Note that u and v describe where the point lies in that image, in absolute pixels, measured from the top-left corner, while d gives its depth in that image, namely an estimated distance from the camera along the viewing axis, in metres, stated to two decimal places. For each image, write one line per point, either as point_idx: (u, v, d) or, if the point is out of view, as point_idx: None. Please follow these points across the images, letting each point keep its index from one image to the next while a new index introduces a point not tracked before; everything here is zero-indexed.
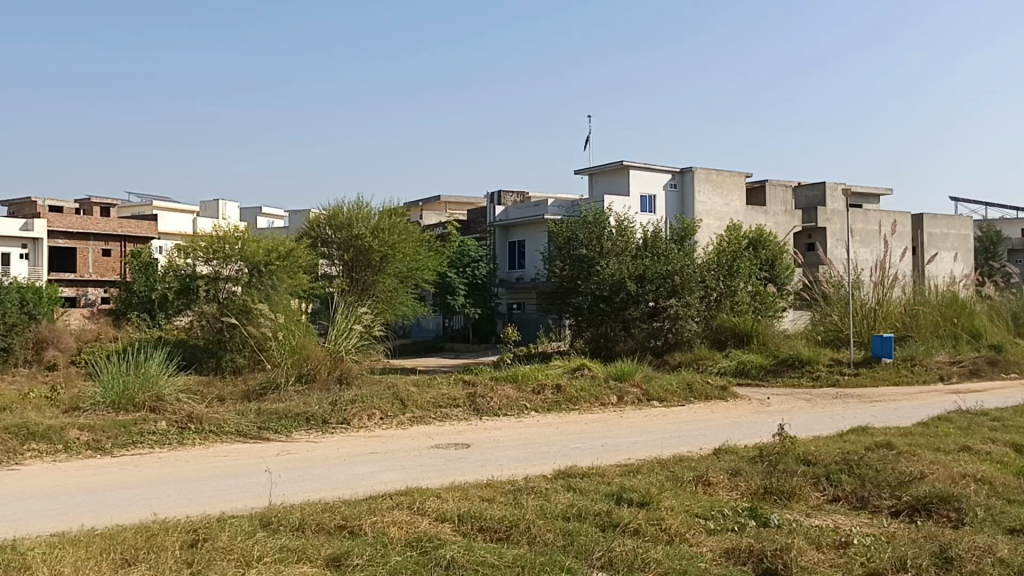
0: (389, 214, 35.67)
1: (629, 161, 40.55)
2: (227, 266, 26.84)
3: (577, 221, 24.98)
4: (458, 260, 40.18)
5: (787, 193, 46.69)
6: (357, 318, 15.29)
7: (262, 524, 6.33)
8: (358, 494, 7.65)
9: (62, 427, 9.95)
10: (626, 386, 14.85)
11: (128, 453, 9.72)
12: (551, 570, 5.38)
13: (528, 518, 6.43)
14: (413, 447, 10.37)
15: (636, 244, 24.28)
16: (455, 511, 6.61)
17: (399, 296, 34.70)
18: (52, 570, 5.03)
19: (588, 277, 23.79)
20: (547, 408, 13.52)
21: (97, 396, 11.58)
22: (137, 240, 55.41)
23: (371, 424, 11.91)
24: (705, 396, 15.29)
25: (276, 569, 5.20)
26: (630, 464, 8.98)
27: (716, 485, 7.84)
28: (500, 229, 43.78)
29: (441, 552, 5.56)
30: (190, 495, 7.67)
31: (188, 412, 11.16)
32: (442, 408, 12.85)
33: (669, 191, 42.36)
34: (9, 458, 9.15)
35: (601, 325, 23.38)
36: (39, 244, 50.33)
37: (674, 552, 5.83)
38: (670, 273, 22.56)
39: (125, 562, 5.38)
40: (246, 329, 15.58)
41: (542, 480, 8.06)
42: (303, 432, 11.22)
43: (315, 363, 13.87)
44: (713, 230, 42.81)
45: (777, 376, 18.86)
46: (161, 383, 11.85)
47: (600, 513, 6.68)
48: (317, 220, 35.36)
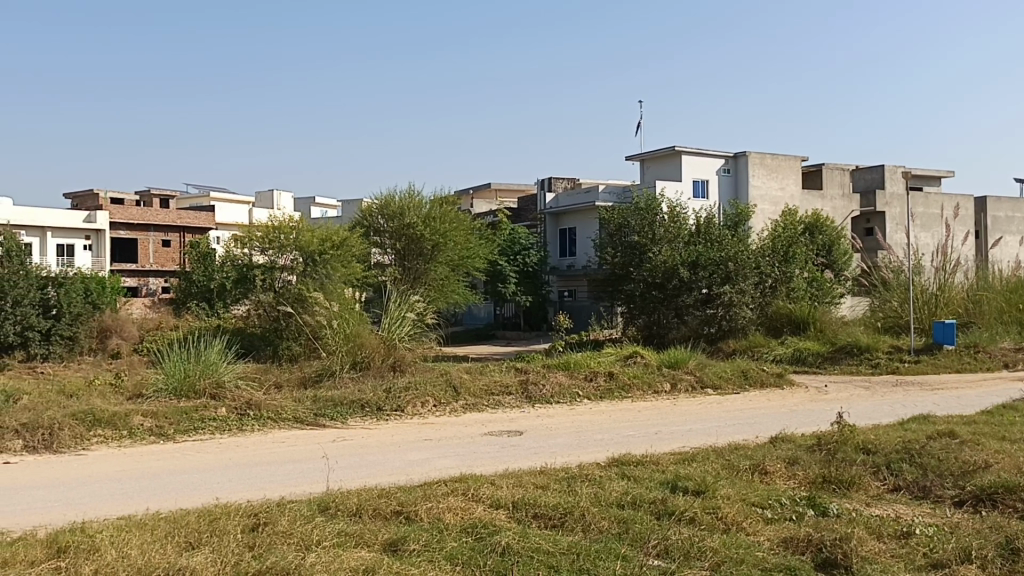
0: (441, 203, 35.84)
1: (681, 146, 40.05)
2: (283, 256, 27.31)
3: (628, 208, 24.92)
4: (509, 248, 40.28)
5: (845, 176, 45.72)
6: (410, 305, 15.44)
7: (321, 509, 6.43)
8: (413, 480, 7.74)
9: (126, 413, 10.23)
10: (680, 373, 14.74)
11: (189, 439, 9.96)
12: (606, 557, 5.37)
13: (583, 505, 6.43)
14: (466, 434, 10.43)
15: (688, 230, 24.03)
16: (509, 498, 6.64)
17: (451, 284, 34.90)
18: (120, 552, 5.19)
19: (640, 264, 23.62)
20: (599, 395, 13.49)
21: (159, 384, 11.87)
22: (195, 231, 56.59)
23: (425, 411, 12.00)
24: (761, 383, 15.11)
25: (336, 553, 5.28)
26: (685, 452, 8.91)
27: (773, 474, 7.73)
28: (551, 216, 43.72)
29: (496, 539, 5.60)
30: (249, 480, 7.83)
31: (246, 399, 11.38)
32: (494, 395, 12.90)
33: (723, 176, 41.80)
34: (76, 443, 9.42)
35: (653, 312, 23.19)
36: (102, 236, 51.67)
37: (730, 541, 5.77)
38: (724, 259, 22.21)
39: (189, 544, 5.51)
40: (302, 318, 15.81)
41: (596, 467, 8.05)
42: (358, 418, 11.37)
43: (370, 350, 14.06)
44: (768, 215, 42.19)
45: (834, 364, 18.54)
46: (220, 370, 12.10)
47: (654, 502, 6.63)
48: (369, 209, 35.70)
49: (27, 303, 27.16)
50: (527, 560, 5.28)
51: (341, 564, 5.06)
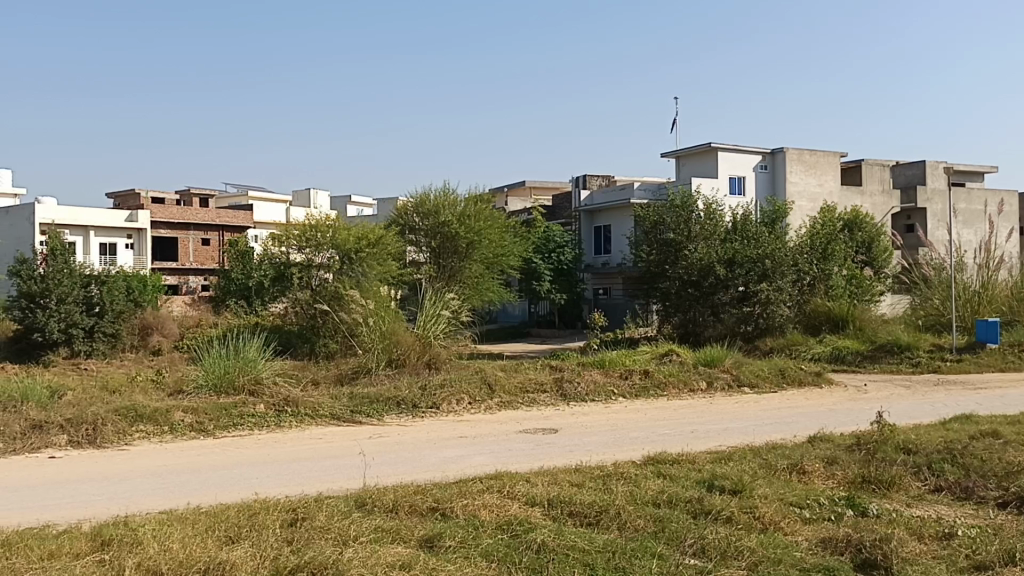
0: (475, 201, 35.92)
1: (718, 143, 39.72)
2: (319, 255, 27.59)
3: (663, 205, 24.80)
4: (544, 245, 40.30)
5: (884, 172, 45.05)
6: (444, 304, 15.47)
7: (358, 504, 6.49)
8: (449, 477, 7.78)
9: (167, 409, 10.38)
10: (716, 372, 14.63)
11: (229, 435, 10.09)
12: (642, 555, 5.35)
13: (618, 504, 6.41)
14: (501, 432, 10.44)
15: (725, 228, 23.77)
16: (544, 496, 6.65)
17: (486, 282, 34.98)
18: (162, 546, 5.28)
19: (676, 261, 23.45)
20: (634, 394, 13.43)
21: (199, 380, 12.06)
22: (234, 229, 57.33)
23: (460, 408, 12.05)
24: (798, 382, 14.95)
25: (372, 549, 5.32)
26: (722, 451, 8.84)
27: (811, 474, 7.65)
28: (585, 213, 43.62)
29: (532, 536, 5.61)
30: (288, 475, 7.92)
31: (284, 396, 11.52)
32: (529, 393, 12.89)
33: (760, 173, 41.39)
34: (119, 438, 9.59)
35: (689, 310, 23.03)
36: (143, 234, 52.53)
37: (767, 540, 5.72)
38: (762, 256, 21.95)
39: (229, 539, 5.59)
40: (338, 316, 15.95)
41: (631, 466, 8.02)
42: (394, 415, 11.45)
43: (406, 347, 14.14)
44: (805, 212, 41.72)
45: (875, 363, 18.27)
46: (259, 366, 12.25)
47: (691, 501, 6.60)
48: (404, 207, 35.88)
49: (70, 302, 27.86)
50: (563, 558, 5.28)
51: (377, 560, 5.11)
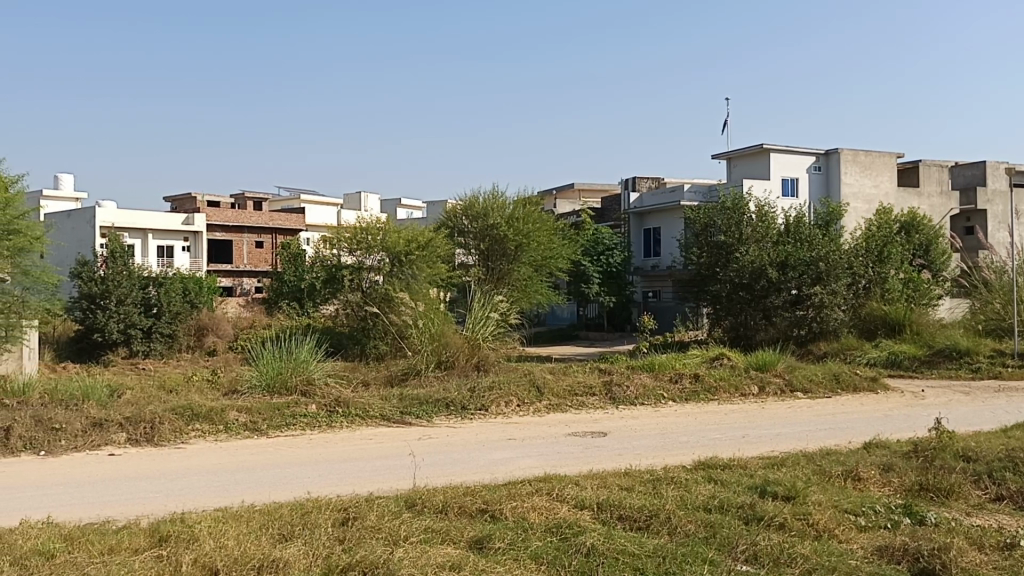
0: (524, 203, 35.97)
1: (770, 144, 39.16)
2: (370, 257, 27.81)
3: (714, 207, 24.54)
4: (593, 248, 40.17)
5: (943, 173, 44.03)
6: (494, 305, 15.51)
7: (408, 505, 6.55)
8: (498, 479, 7.80)
9: (222, 409, 10.59)
10: (768, 376, 14.44)
11: (281, 434, 10.26)
12: (693, 561, 5.30)
13: (669, 508, 6.36)
14: (551, 434, 10.43)
15: (777, 230, 23.37)
16: (594, 500, 6.62)
17: (535, 284, 35.00)
18: (215, 544, 5.37)
19: (727, 263, 23.16)
20: (684, 397, 13.31)
21: (253, 380, 12.27)
22: (287, 232, 58.19)
23: (509, 410, 12.07)
24: (853, 388, 14.67)
25: (422, 549, 5.36)
26: (774, 456, 8.73)
27: (866, 481, 7.51)
28: (634, 216, 43.38)
29: (581, 539, 5.59)
30: (338, 475, 8.01)
31: (335, 396, 11.67)
32: (578, 396, 12.86)
33: (814, 175, 40.71)
34: (175, 436, 9.80)
35: (740, 313, 22.70)
36: (199, 237, 53.60)
37: (821, 547, 5.63)
38: (815, 260, 21.65)
39: (283, 536, 5.68)
40: (388, 318, 16.09)
41: (682, 470, 7.95)
42: (443, 417, 11.51)
43: (455, 349, 14.22)
44: (861, 214, 40.96)
45: (932, 368, 17.88)
46: (311, 367, 12.42)
47: (743, 506, 6.52)
48: (453, 210, 36.06)
49: (129, 303, 28.56)
50: (613, 561, 5.26)
51: (428, 560, 5.13)
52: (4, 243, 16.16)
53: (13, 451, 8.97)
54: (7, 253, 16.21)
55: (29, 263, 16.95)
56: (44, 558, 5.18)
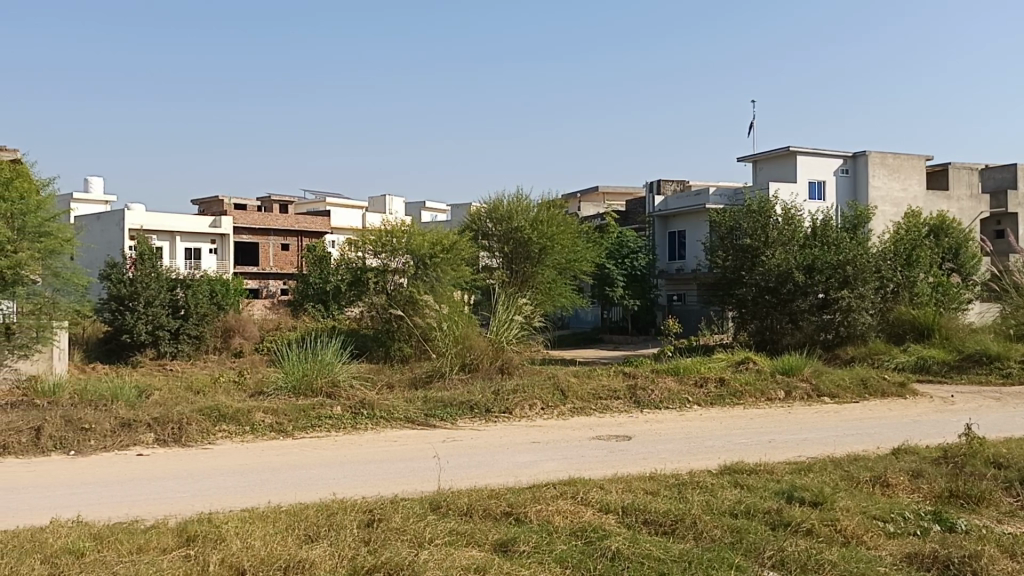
0: (548, 206, 35.99)
1: (796, 147, 38.88)
2: (394, 259, 27.88)
3: (740, 211, 24.36)
4: (617, 251, 40.06)
5: (973, 176, 43.48)
6: (518, 309, 15.54)
7: (433, 507, 6.55)
8: (522, 482, 7.80)
9: (249, 410, 10.66)
10: (795, 381, 14.30)
11: (307, 435, 10.33)
12: (719, 566, 5.26)
13: (694, 513, 6.31)
14: (575, 438, 10.41)
15: (804, 233, 23.18)
16: (619, 503, 6.59)
17: (558, 287, 34.95)
18: (242, 544, 5.41)
19: (753, 267, 22.99)
20: (709, 402, 13.22)
21: (279, 382, 12.36)
22: (312, 235, 58.57)
23: (533, 413, 12.05)
24: (881, 393, 14.50)
25: (447, 551, 5.36)
26: (800, 461, 8.64)
27: (895, 487, 7.41)
28: (659, 219, 43.21)
29: (606, 543, 5.57)
30: (362, 477, 8.04)
31: (360, 399, 11.71)
32: (602, 399, 12.82)
33: (841, 177, 40.36)
34: (202, 437, 9.89)
35: (766, 317, 22.51)
36: (226, 239, 54.05)
37: (849, 554, 5.57)
38: (842, 263, 21.42)
39: (309, 537, 5.71)
40: (412, 321, 16.14)
41: (708, 475, 7.90)
42: (467, 419, 11.52)
43: (478, 352, 14.24)
44: (889, 217, 40.57)
45: (962, 373, 17.62)
46: (336, 369, 12.48)
47: (769, 512, 6.47)
48: (478, 213, 36.12)
49: (157, 304, 28.89)
50: (637, 566, 5.23)
51: (452, 562, 5.13)
52: (36, 245, 16.35)
53: (44, 450, 9.09)
54: (39, 254, 16.35)
55: (59, 265, 17.04)
56: (75, 556, 5.25)
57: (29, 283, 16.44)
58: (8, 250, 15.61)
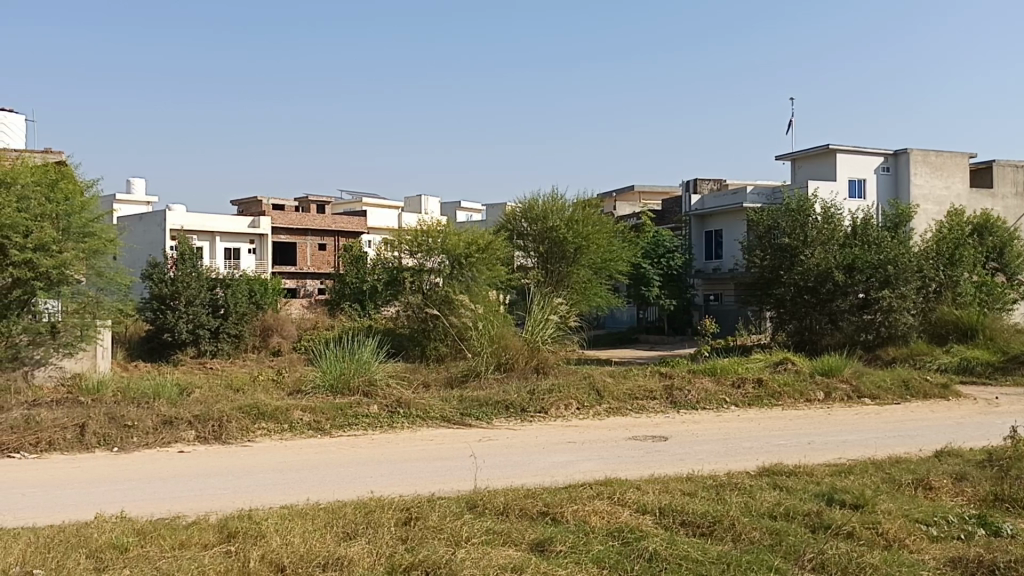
0: (583, 206, 35.86)
1: (836, 145, 38.38)
2: (430, 259, 28.00)
3: (778, 209, 24.07)
4: (653, 251, 39.85)
5: (1018, 174, 42.57)
6: (553, 308, 15.54)
7: (469, 506, 6.56)
8: (558, 482, 7.79)
9: (287, 408, 10.76)
10: (834, 382, 14.12)
11: (344, 434, 10.41)
12: (758, 568, 5.22)
13: (733, 515, 6.26)
14: (611, 438, 10.38)
15: (844, 232, 22.86)
16: (656, 504, 6.56)
17: (594, 287, 34.85)
18: (283, 540, 5.48)
19: (792, 267, 22.73)
20: (747, 402, 13.11)
21: (317, 380, 12.49)
22: (349, 235, 59.00)
23: (568, 414, 12.02)
24: (923, 395, 14.26)
25: (484, 550, 5.37)
26: (841, 464, 8.54)
27: (938, 490, 7.28)
28: (695, 218, 42.90)
29: (644, 544, 5.54)
30: (401, 475, 8.09)
31: (397, 397, 11.78)
32: (638, 399, 12.76)
33: (882, 176, 39.75)
34: (242, 435, 10.01)
35: (805, 317, 22.25)
36: (265, 239, 54.70)
37: (892, 558, 5.48)
38: (883, 262, 21.09)
39: (347, 534, 5.75)
40: (448, 320, 16.19)
41: (747, 476, 7.83)
42: (503, 419, 11.54)
43: (514, 352, 14.26)
44: (931, 216, 39.91)
45: (1007, 375, 17.25)
46: (372, 368, 12.56)
47: (810, 514, 6.39)
48: (513, 212, 36.12)
49: (197, 304, 29.31)
50: (674, 568, 5.20)
51: (490, 561, 5.14)
52: (80, 245, 16.65)
53: (88, 447, 9.26)
54: (83, 254, 16.66)
55: (103, 265, 17.34)
56: (119, 551, 5.34)
57: (74, 282, 16.79)
58: (53, 249, 15.91)
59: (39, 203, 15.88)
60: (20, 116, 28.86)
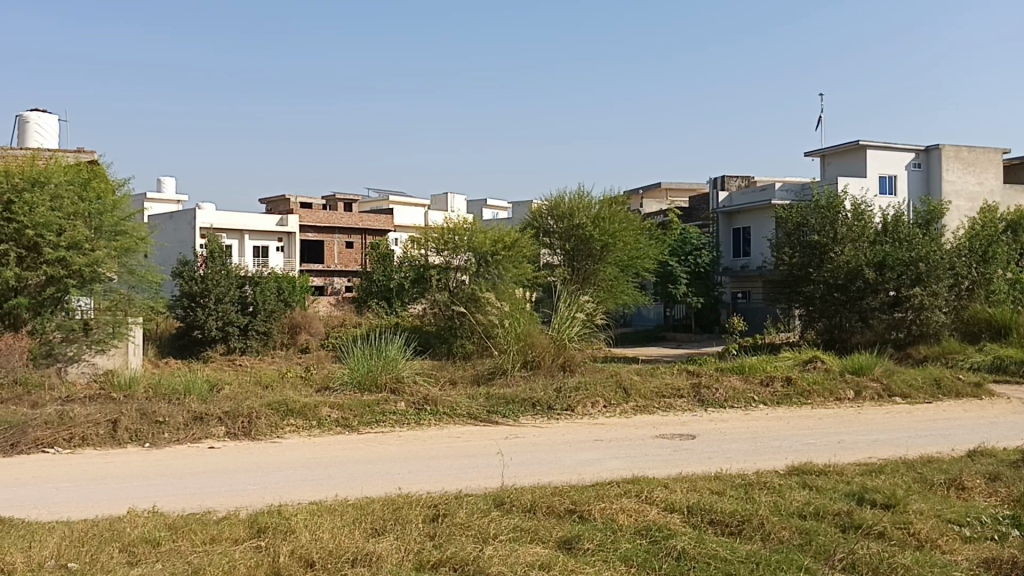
0: (610, 203, 35.75)
1: (866, 141, 37.96)
2: (456, 257, 28.08)
3: (808, 206, 23.84)
4: (680, 248, 39.67)
5: None
6: (580, 306, 15.53)
7: (497, 504, 6.57)
8: (585, 480, 7.78)
9: (316, 405, 10.84)
10: (865, 381, 13.99)
11: (371, 430, 10.48)
12: (787, 568, 5.18)
13: (762, 514, 6.21)
14: (637, 436, 10.35)
15: (874, 229, 22.56)
16: (684, 503, 6.52)
17: (620, 285, 34.77)
18: (312, 535, 5.52)
19: (821, 264, 22.49)
20: (776, 400, 13.01)
21: (346, 378, 12.56)
22: (376, 233, 59.31)
23: (595, 411, 12.00)
24: (955, 393, 14.08)
25: (511, 548, 5.37)
26: (872, 463, 8.44)
27: (971, 490, 7.18)
28: (723, 215, 42.63)
29: (671, 543, 5.52)
30: (427, 472, 8.12)
31: (423, 395, 11.81)
32: (665, 397, 12.71)
33: (913, 172, 39.27)
34: (271, 431, 10.09)
35: (835, 315, 22.06)
36: (293, 238, 55.13)
37: (924, 558, 5.41)
38: (915, 260, 20.84)
39: (375, 530, 5.79)
40: (474, 317, 16.23)
41: (776, 475, 7.77)
42: (529, 416, 11.55)
43: (540, 350, 14.26)
44: (964, 212, 39.35)
45: None
46: (400, 366, 12.62)
47: (840, 514, 6.34)
48: (539, 210, 36.08)
49: (227, 301, 29.60)
50: (703, 566, 5.19)
51: (517, 558, 5.14)
52: (111, 243, 16.90)
53: (120, 442, 9.38)
54: (115, 252, 16.89)
55: (134, 263, 17.61)
56: (150, 546, 5.40)
57: (105, 280, 17.01)
58: (86, 248, 16.14)
59: (71, 202, 16.12)
60: (52, 117, 29.27)
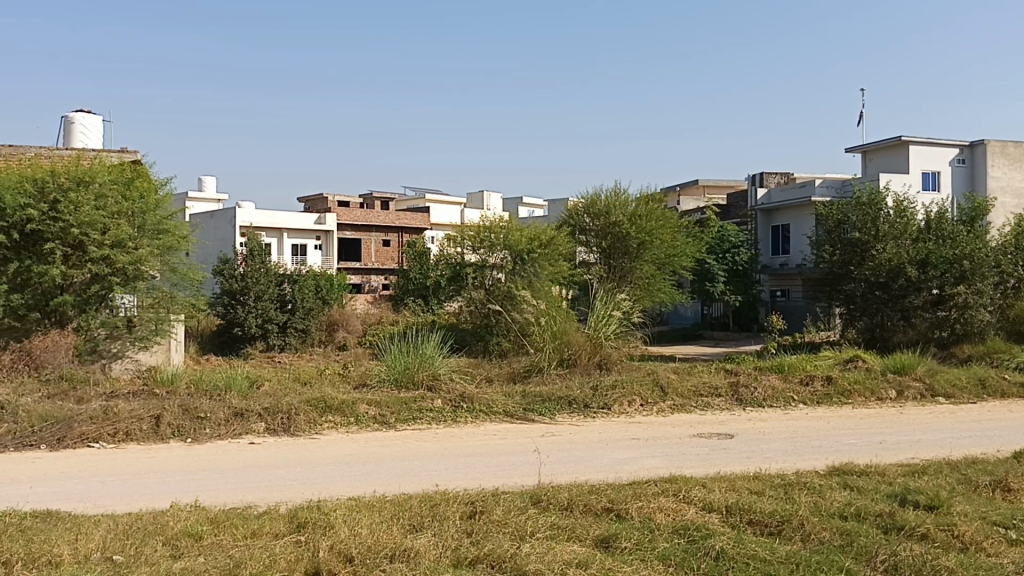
0: (647, 201, 35.57)
1: (908, 137, 37.33)
2: (492, 255, 28.15)
3: (849, 203, 23.50)
4: (718, 245, 39.36)
5: None
6: (616, 304, 15.46)
7: (533, 501, 6.57)
8: (622, 478, 7.75)
9: (354, 401, 10.95)
10: (907, 380, 13.78)
11: (409, 427, 10.54)
12: (828, 569, 5.12)
13: (802, 514, 6.15)
14: (675, 435, 10.30)
15: (917, 226, 22.13)
16: (724, 503, 6.47)
17: (657, 283, 34.58)
18: (350, 531, 5.57)
19: (862, 262, 22.15)
20: (816, 400, 12.86)
21: (383, 375, 12.67)
22: (413, 232, 59.63)
23: (632, 410, 11.95)
24: (1001, 393, 13.81)
25: (549, 546, 5.37)
26: (915, 464, 8.33)
27: (1017, 492, 7.03)
28: (762, 212, 42.20)
29: (710, 543, 5.49)
30: (464, 469, 8.16)
31: (460, 392, 11.87)
32: (703, 397, 12.62)
33: (958, 168, 38.55)
34: (310, 428, 10.19)
35: (876, 314, 21.88)
36: (331, 236, 55.69)
37: (967, 561, 5.32)
38: (958, 257, 20.36)
39: (413, 527, 5.82)
40: (511, 315, 16.26)
41: (816, 475, 7.68)
42: (566, 414, 11.54)
43: (577, 348, 14.27)
44: (1009, 209, 38.57)
45: None
46: (437, 364, 12.68)
47: (882, 515, 6.24)
48: (575, 208, 35.97)
49: (266, 299, 29.92)
50: (742, 566, 5.14)
51: (555, 556, 5.14)
52: (154, 242, 17.20)
53: (163, 438, 9.55)
54: (157, 250, 17.19)
55: (176, 261, 17.91)
56: (193, 539, 5.49)
57: (148, 278, 17.33)
58: (129, 246, 16.45)
59: (115, 201, 16.43)
60: (96, 117, 29.79)
